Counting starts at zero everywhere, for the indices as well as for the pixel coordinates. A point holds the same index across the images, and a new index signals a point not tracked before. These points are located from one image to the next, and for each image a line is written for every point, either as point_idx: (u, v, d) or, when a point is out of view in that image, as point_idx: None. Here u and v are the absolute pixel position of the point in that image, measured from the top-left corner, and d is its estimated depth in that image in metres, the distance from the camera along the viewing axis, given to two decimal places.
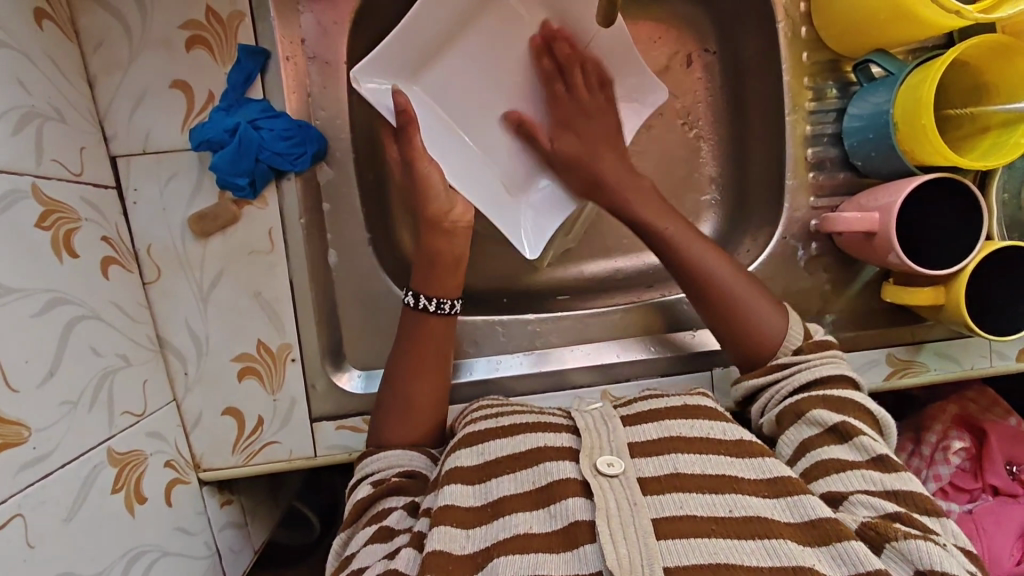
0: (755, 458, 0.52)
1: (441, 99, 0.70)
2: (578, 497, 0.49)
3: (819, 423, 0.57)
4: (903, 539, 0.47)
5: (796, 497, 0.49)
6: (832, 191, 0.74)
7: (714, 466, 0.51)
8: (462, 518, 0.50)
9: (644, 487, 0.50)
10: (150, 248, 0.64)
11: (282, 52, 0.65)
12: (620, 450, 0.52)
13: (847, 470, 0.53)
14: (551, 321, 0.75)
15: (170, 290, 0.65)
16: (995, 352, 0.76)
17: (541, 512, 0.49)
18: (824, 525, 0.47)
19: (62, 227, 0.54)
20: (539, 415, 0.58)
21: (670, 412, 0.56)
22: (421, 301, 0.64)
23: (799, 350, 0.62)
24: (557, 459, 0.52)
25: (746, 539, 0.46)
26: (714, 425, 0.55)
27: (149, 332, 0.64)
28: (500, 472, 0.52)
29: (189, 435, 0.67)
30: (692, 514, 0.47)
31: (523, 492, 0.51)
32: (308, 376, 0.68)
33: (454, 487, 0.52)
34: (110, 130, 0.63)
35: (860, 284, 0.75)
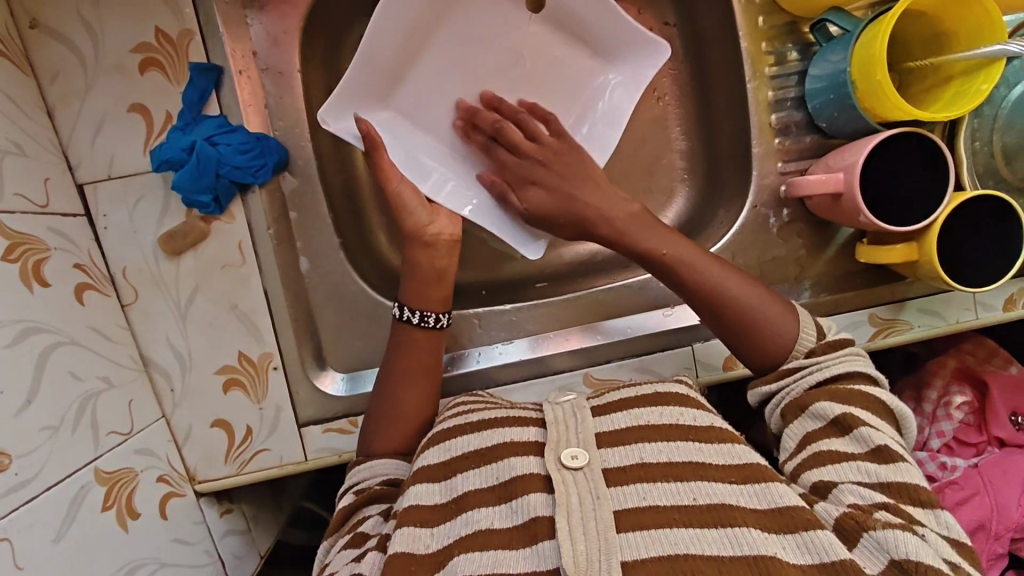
0: (720, 442, 0.53)
1: (418, 117, 0.70)
2: (539, 492, 0.50)
3: (822, 416, 0.56)
4: (881, 527, 0.47)
5: (763, 485, 0.50)
6: (799, 155, 0.74)
7: (681, 454, 0.52)
8: (427, 518, 0.51)
9: (609, 478, 0.51)
10: (125, 270, 0.66)
11: (235, 67, 0.66)
12: (586, 442, 0.52)
13: (843, 462, 0.53)
14: (528, 308, 0.75)
15: (149, 310, 0.67)
16: (980, 303, 0.75)
17: (505, 507, 0.50)
18: (790, 513, 0.48)
19: (31, 258, 0.55)
20: (504, 412, 0.58)
21: (639, 399, 0.57)
22: (405, 314, 0.65)
23: (811, 352, 0.60)
24: (523, 454, 0.53)
25: (709, 528, 0.47)
26: (684, 411, 0.55)
27: (132, 353, 0.66)
28: (465, 468, 0.53)
29: (181, 450, 0.68)
30: (655, 504, 0.48)
31: (488, 487, 0.51)
32: (291, 383, 0.69)
33: (418, 488, 0.53)
34: (74, 158, 0.64)
35: (836, 246, 0.75)
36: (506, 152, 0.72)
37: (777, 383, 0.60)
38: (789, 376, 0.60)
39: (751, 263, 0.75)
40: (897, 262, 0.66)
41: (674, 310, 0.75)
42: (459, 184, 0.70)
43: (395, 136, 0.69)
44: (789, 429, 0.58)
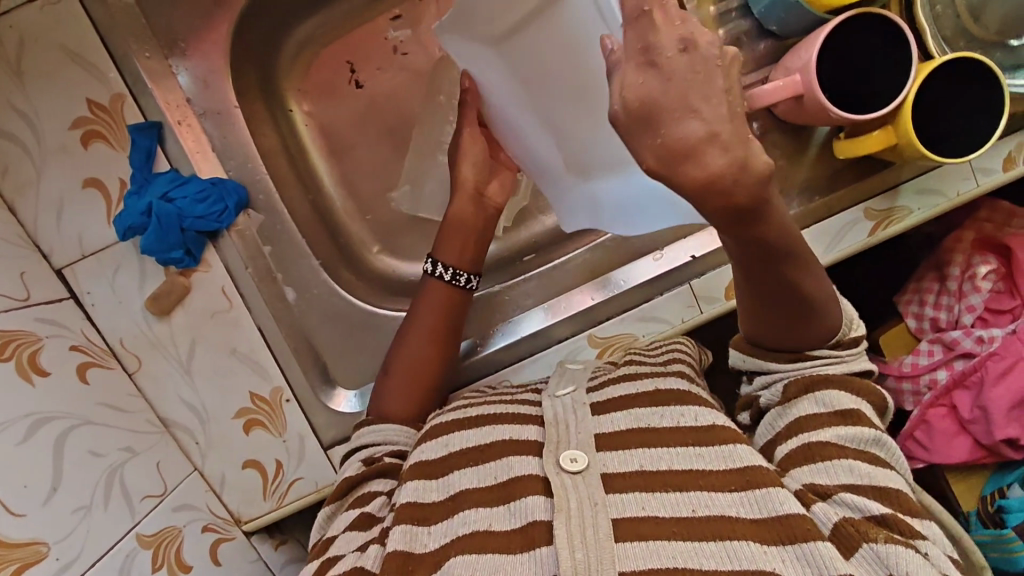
0: (719, 444, 0.52)
1: (523, 68, 0.62)
2: (538, 495, 0.51)
3: (829, 404, 0.53)
4: (883, 542, 0.46)
5: (762, 491, 0.49)
6: (759, 65, 0.70)
7: (680, 461, 0.51)
8: (423, 514, 0.53)
9: (608, 485, 0.51)
10: (123, 341, 0.67)
11: (173, 118, 0.68)
12: (585, 444, 0.53)
13: (840, 460, 0.51)
14: (514, 286, 0.77)
15: (155, 372, 0.68)
16: (979, 170, 0.72)
17: (502, 508, 0.51)
18: (789, 523, 0.47)
19: (26, 351, 0.56)
20: (507, 406, 0.60)
21: (637, 397, 0.57)
22: (439, 268, 0.70)
23: (839, 343, 0.56)
24: (521, 455, 0.54)
25: (705, 542, 0.46)
26: (688, 410, 0.55)
27: (150, 417, 0.67)
28: (462, 465, 0.55)
29: (221, 496, 0.70)
30: (653, 515, 0.48)
31: (481, 487, 0.53)
32: (306, 410, 0.71)
33: (418, 483, 0.55)
34: (46, 245, 0.65)
35: (816, 146, 0.72)
36: (580, 148, 0.65)
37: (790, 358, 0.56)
38: (803, 355, 0.56)
39: None
40: (876, 149, 0.63)
41: (664, 253, 0.73)
42: (524, 141, 0.68)
43: (486, 81, 0.67)
44: (786, 405, 0.55)
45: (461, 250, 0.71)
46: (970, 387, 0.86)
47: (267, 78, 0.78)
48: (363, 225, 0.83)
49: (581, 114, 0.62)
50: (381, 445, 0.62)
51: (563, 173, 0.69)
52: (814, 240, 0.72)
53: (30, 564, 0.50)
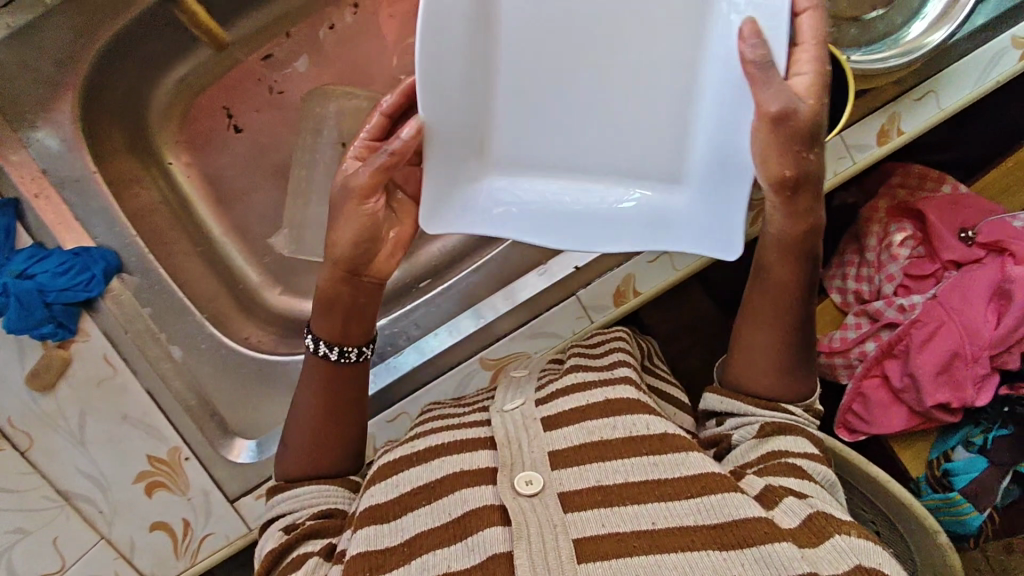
0: (661, 453, 0.51)
1: None
2: (494, 527, 0.48)
3: (800, 445, 0.54)
4: (849, 535, 0.45)
5: (720, 497, 0.47)
6: None
7: (638, 473, 0.50)
8: (376, 563, 0.48)
9: (566, 504, 0.49)
10: (11, 420, 0.65)
11: (29, 192, 0.67)
12: (540, 464, 0.52)
13: (805, 478, 0.51)
14: (401, 319, 0.77)
15: (50, 448, 0.66)
16: (853, 147, 0.71)
17: (459, 545, 0.48)
18: (743, 526, 0.45)
19: None
20: (451, 433, 0.59)
21: (590, 409, 0.56)
22: (320, 348, 0.57)
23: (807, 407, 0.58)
24: (475, 486, 0.52)
25: (669, 553, 0.44)
26: (638, 419, 0.54)
27: (49, 491, 0.67)
28: (415, 505, 0.52)
29: (132, 560, 0.70)
30: (616, 532, 0.46)
31: (438, 531, 0.49)
32: (207, 467, 0.70)
33: (366, 531, 0.50)
34: None
35: None
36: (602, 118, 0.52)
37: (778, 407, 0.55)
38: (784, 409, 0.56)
39: None
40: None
41: (546, 269, 0.72)
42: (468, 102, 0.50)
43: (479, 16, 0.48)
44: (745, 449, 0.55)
45: (344, 324, 0.56)
46: (898, 356, 0.85)
47: (141, 132, 0.78)
48: (258, 268, 0.83)
49: (619, 95, 0.52)
50: (300, 509, 0.55)
51: (468, 159, 0.51)
52: None
53: None
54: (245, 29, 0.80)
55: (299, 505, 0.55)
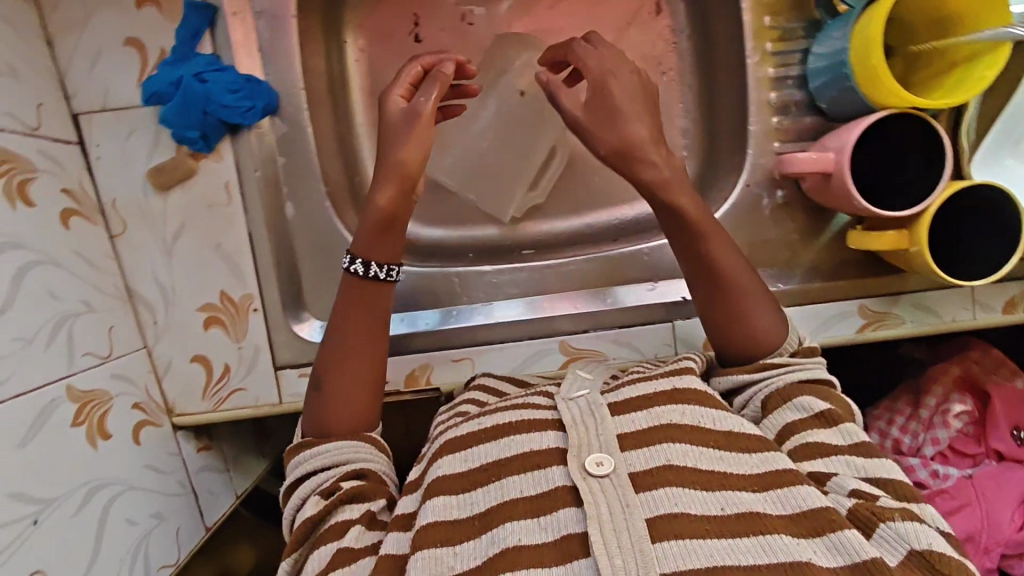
0: (706, 446, 0.55)
1: None
2: (568, 508, 0.52)
3: (850, 435, 0.56)
4: (898, 521, 0.49)
5: (785, 490, 0.51)
6: (797, 137, 0.70)
7: (705, 459, 0.54)
8: (445, 535, 0.53)
9: (636, 482, 0.52)
10: (115, 202, 0.67)
11: (229, 8, 0.66)
12: (609, 446, 0.54)
13: (835, 455, 0.55)
14: (507, 272, 0.75)
15: (137, 242, 0.69)
16: (979, 304, 0.73)
17: (534, 521, 0.52)
18: (813, 515, 0.49)
19: (13, 176, 0.56)
20: (479, 420, 0.61)
21: (667, 396, 0.58)
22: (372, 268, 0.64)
23: (797, 352, 0.63)
24: (545, 466, 0.55)
25: (741, 538, 0.48)
26: (703, 412, 0.57)
27: (117, 283, 0.68)
28: (507, 472, 0.55)
29: (160, 380, 0.71)
30: (687, 511, 0.50)
31: (516, 500, 0.53)
32: (269, 327, 0.72)
33: (477, 495, 0.55)
34: (70, 88, 0.65)
35: (828, 236, 0.73)
36: None
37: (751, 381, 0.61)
38: (757, 375, 0.61)
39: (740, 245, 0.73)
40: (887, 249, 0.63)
41: (656, 287, 0.74)
42: None
43: None
44: (768, 418, 0.59)
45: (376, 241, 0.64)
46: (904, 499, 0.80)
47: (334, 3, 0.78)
48: None
49: None
50: (326, 463, 0.60)
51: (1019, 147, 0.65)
52: (802, 319, 0.73)
53: None
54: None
55: (330, 463, 0.61)
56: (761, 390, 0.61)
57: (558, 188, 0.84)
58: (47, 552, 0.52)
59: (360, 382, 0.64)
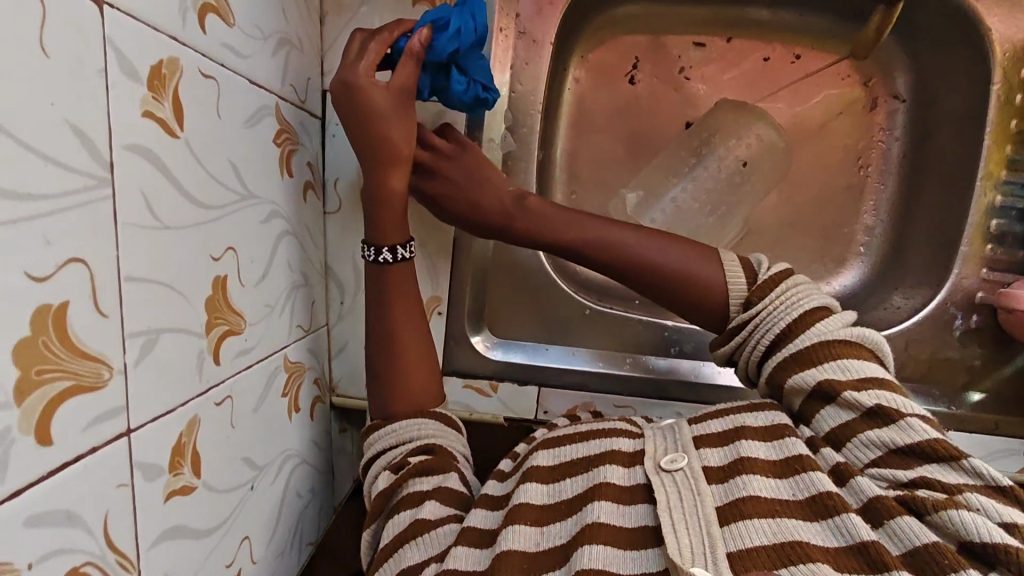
0: (778, 439, 0.51)
1: None
2: (645, 503, 0.50)
3: (855, 405, 0.49)
4: (935, 508, 0.42)
5: (851, 479, 0.46)
6: (1007, 267, 0.71)
7: (778, 452, 0.50)
8: (539, 517, 0.51)
9: (709, 476, 0.50)
10: (336, 181, 0.69)
11: (498, 23, 0.68)
12: (686, 446, 0.52)
13: (853, 437, 0.49)
14: (689, 330, 0.75)
15: (345, 223, 0.70)
16: None
17: (614, 505, 0.49)
18: (874, 504, 0.44)
19: (287, 146, 0.57)
20: (576, 428, 0.59)
21: (738, 406, 0.56)
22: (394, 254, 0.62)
23: (748, 301, 0.57)
24: (628, 465, 0.53)
25: (815, 522, 0.44)
26: (779, 415, 0.53)
27: (321, 260, 0.69)
28: (576, 471, 0.54)
29: (330, 360, 0.72)
30: (756, 494, 0.46)
31: (608, 484, 0.51)
32: (449, 331, 0.72)
33: (574, 483, 0.53)
34: (329, 66, 0.68)
35: (1014, 368, 0.72)
36: None
37: (738, 340, 0.58)
38: (744, 331, 0.57)
39: (920, 355, 0.73)
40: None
41: None
42: None
43: None
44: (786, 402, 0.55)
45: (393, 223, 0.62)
46: None
47: (569, 33, 0.79)
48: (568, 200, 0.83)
49: None
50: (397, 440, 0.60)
51: None
52: (966, 446, 0.70)
53: (231, 331, 0.46)
54: (700, 16, 0.82)
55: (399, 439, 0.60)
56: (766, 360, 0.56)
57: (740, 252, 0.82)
58: (256, 517, 0.51)
59: (423, 365, 0.63)
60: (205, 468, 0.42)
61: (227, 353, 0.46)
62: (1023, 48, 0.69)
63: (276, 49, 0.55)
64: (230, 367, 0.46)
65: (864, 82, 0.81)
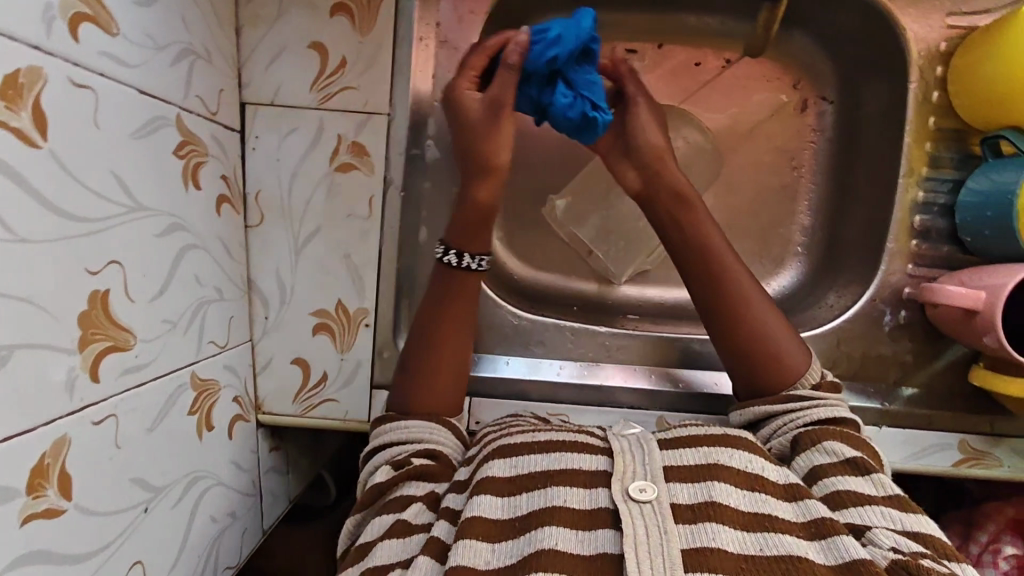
0: (753, 490, 0.53)
1: None
2: (607, 529, 0.51)
3: (837, 456, 0.56)
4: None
5: (830, 540, 0.49)
6: (932, 262, 0.71)
7: (754, 503, 0.52)
8: (490, 531, 0.51)
9: (677, 514, 0.51)
10: (258, 194, 0.67)
11: (417, 33, 0.68)
12: (655, 476, 0.53)
13: (863, 505, 0.52)
14: (621, 336, 0.76)
15: (269, 236, 0.68)
16: None
17: (572, 532, 0.50)
18: (855, 566, 0.46)
19: (192, 159, 0.56)
20: (533, 434, 0.59)
21: (705, 437, 0.57)
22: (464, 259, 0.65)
23: (819, 384, 0.63)
24: (580, 486, 0.53)
25: None
26: (754, 460, 0.55)
27: (242, 273, 0.67)
28: (536, 486, 0.54)
29: (257, 376, 0.70)
30: (723, 548, 0.48)
31: (567, 509, 0.52)
32: (377, 344, 0.70)
33: (533, 495, 0.53)
34: (246, 78, 0.66)
35: (944, 361, 0.72)
36: None
37: (784, 407, 0.62)
38: (791, 406, 0.62)
39: (853, 352, 0.73)
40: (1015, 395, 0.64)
41: None
42: None
43: None
44: (798, 460, 0.58)
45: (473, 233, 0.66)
46: None
47: None
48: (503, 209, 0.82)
49: None
50: (393, 448, 0.61)
51: None
52: (900, 442, 0.71)
53: (117, 348, 0.45)
54: (635, 23, 0.81)
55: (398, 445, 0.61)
56: (794, 428, 0.60)
57: (675, 258, 0.83)
58: (148, 542, 0.50)
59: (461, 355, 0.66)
60: (75, 490, 0.42)
61: (110, 370, 0.45)
62: (939, 46, 0.70)
63: (176, 59, 0.53)
64: (114, 387, 0.45)
65: (793, 84, 0.82)
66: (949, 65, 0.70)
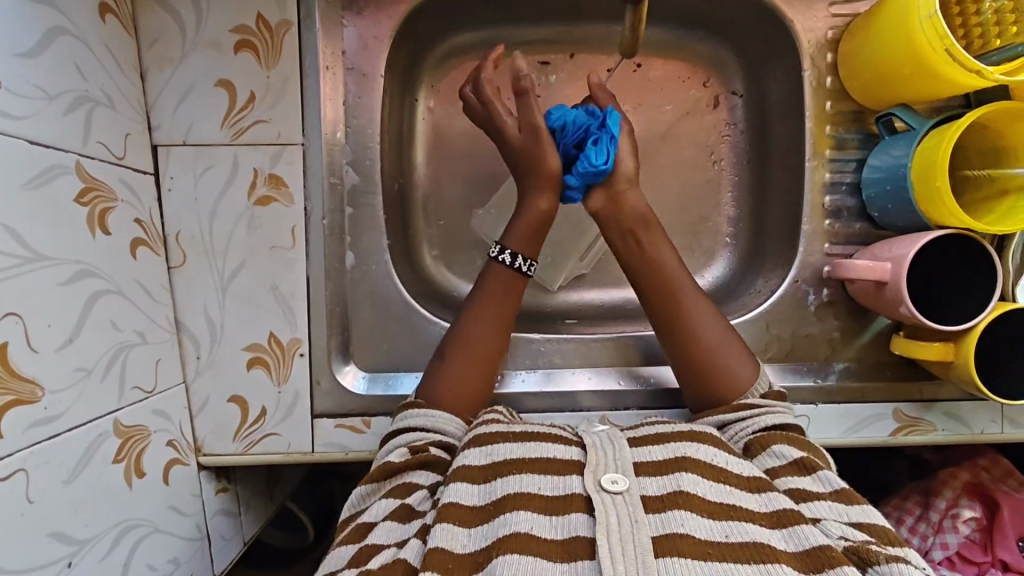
0: (715, 481, 0.51)
1: None
2: (581, 513, 0.48)
3: (784, 457, 0.55)
4: (886, 564, 0.43)
5: (792, 527, 0.47)
6: (846, 239, 0.74)
7: (716, 493, 0.50)
8: (465, 516, 0.49)
9: (647, 505, 0.49)
10: (178, 235, 0.67)
11: (324, 62, 0.69)
12: (625, 468, 0.51)
13: (813, 501, 0.50)
14: (556, 341, 0.76)
15: (193, 276, 0.68)
16: (1006, 418, 0.73)
17: (545, 518, 0.48)
18: (817, 552, 0.44)
19: (98, 205, 0.56)
20: (508, 425, 0.57)
21: (677, 433, 0.56)
22: (518, 261, 0.66)
23: (765, 395, 0.62)
24: (563, 471, 0.52)
25: (744, 564, 0.44)
26: (719, 452, 0.54)
27: (168, 315, 0.66)
28: (508, 471, 0.52)
29: (193, 419, 0.69)
30: (693, 533, 0.46)
31: (530, 494, 0.50)
32: (314, 372, 0.70)
33: (510, 477, 0.51)
34: (155, 120, 0.66)
35: (870, 334, 0.75)
36: None
37: (734, 414, 0.60)
38: (743, 412, 0.60)
39: (782, 334, 0.75)
40: (932, 359, 0.67)
41: None
42: None
43: None
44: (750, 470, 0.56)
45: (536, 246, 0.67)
46: None
47: (412, 64, 0.80)
48: (434, 228, 0.83)
49: None
50: (409, 433, 0.60)
51: None
52: (837, 417, 0.73)
53: (21, 401, 0.45)
54: (544, 35, 0.82)
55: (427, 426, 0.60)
56: (746, 435, 0.59)
57: (607, 259, 0.84)
58: None
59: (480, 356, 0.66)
60: None
61: (12, 426, 0.44)
62: (826, 35, 0.74)
63: (71, 108, 0.53)
64: (19, 441, 0.45)
65: (702, 81, 0.84)
66: (838, 51, 0.73)
